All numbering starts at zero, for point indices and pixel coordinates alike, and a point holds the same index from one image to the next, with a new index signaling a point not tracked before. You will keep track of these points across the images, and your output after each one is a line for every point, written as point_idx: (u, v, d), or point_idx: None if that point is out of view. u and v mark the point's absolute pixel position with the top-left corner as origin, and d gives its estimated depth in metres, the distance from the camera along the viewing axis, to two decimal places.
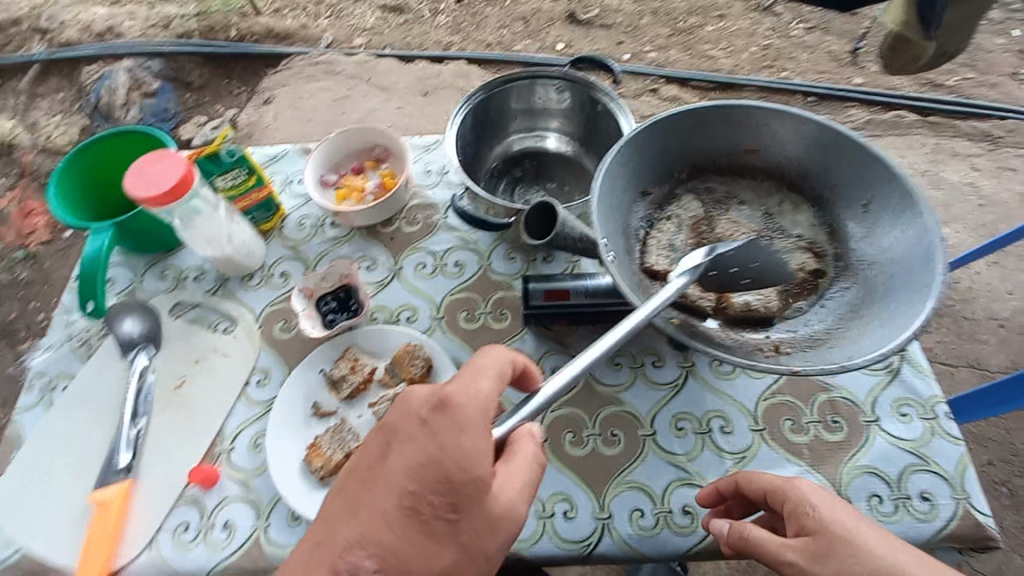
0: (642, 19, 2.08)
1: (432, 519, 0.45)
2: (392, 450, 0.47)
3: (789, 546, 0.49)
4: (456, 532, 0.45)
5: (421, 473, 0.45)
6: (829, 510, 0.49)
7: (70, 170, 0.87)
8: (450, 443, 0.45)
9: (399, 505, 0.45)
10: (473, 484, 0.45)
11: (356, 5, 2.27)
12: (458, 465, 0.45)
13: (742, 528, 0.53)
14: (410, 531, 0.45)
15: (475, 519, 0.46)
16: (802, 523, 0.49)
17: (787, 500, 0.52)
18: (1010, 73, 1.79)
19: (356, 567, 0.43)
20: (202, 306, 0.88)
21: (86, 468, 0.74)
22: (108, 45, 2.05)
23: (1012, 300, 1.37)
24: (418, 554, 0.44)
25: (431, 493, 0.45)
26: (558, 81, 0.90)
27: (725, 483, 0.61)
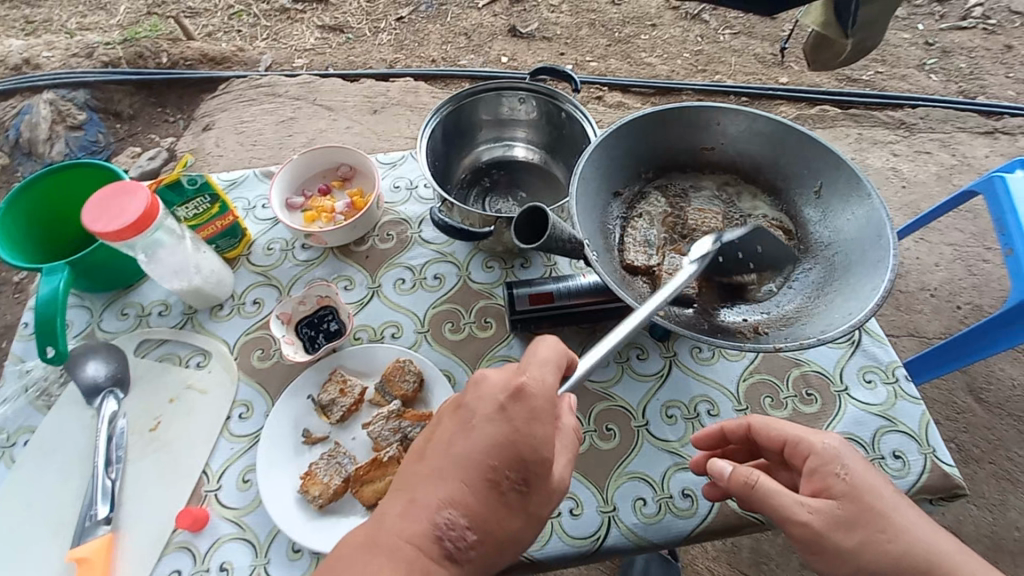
0: (581, 30, 2.16)
1: (509, 491, 0.47)
2: (472, 427, 0.48)
3: (807, 508, 0.51)
4: (527, 502, 0.48)
5: (501, 449, 0.47)
6: (864, 479, 0.52)
7: (15, 210, 0.82)
8: (527, 421, 0.47)
9: (485, 473, 0.47)
10: (547, 461, 0.48)
11: (294, 26, 2.24)
12: (534, 448, 0.47)
13: (749, 476, 0.54)
14: (492, 500, 0.47)
15: (544, 490, 0.49)
16: (830, 485, 0.52)
17: (816, 459, 0.54)
18: (915, 66, 1.98)
19: (450, 526, 0.46)
20: (172, 342, 0.85)
21: (58, 526, 0.69)
22: (25, 77, 1.92)
23: (938, 272, 1.51)
24: (499, 518, 0.47)
25: (510, 467, 0.47)
26: (522, 91, 0.92)
27: (737, 426, 0.62)
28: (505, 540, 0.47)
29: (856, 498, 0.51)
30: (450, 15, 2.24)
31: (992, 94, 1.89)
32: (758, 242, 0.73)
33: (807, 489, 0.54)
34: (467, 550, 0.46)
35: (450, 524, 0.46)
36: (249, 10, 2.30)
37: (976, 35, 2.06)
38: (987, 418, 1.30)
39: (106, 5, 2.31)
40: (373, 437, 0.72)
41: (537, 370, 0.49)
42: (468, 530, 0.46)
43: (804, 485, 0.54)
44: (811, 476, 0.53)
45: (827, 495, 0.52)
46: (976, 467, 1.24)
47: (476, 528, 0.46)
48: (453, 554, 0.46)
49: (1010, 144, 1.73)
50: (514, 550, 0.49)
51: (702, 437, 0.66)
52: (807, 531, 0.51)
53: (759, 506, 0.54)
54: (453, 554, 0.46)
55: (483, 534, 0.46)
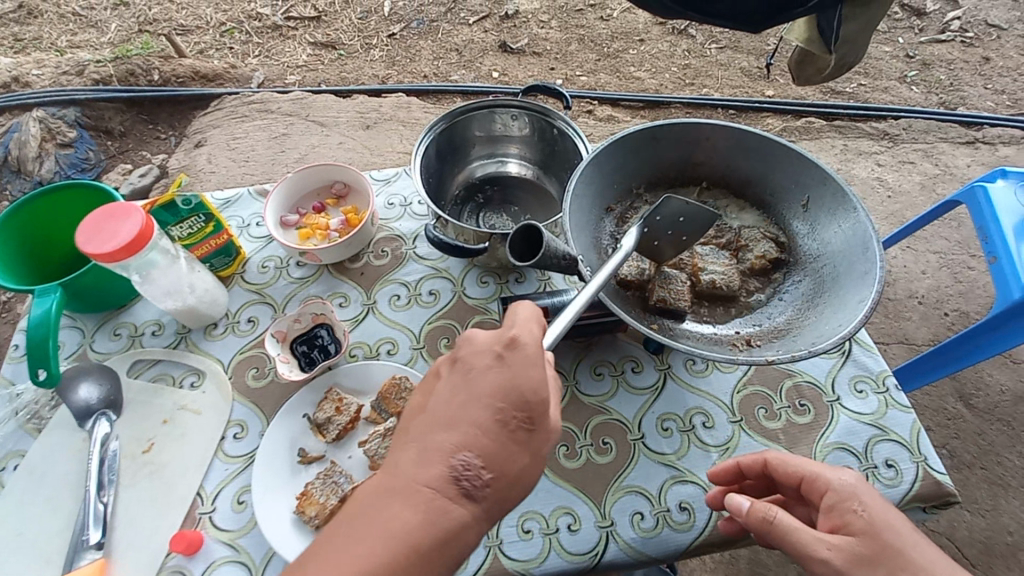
0: (570, 46, 2.19)
1: (517, 429, 0.47)
2: (473, 375, 0.49)
3: (827, 544, 0.51)
4: (533, 441, 0.48)
5: (506, 391, 0.47)
6: (884, 517, 0.52)
7: (6, 232, 0.81)
8: (528, 359, 0.48)
9: (494, 414, 0.47)
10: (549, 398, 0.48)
11: (286, 43, 2.26)
12: (536, 389, 0.47)
13: (767, 511, 0.54)
14: (503, 438, 0.47)
15: (547, 430, 0.49)
16: (848, 522, 0.53)
17: (834, 496, 0.55)
18: (897, 78, 2.03)
19: (465, 466, 0.46)
20: (165, 362, 0.84)
21: (48, 553, 0.68)
22: (13, 95, 1.90)
23: (925, 279, 1.54)
24: (511, 456, 0.47)
25: (517, 407, 0.47)
26: (515, 108, 0.93)
27: (753, 462, 0.63)
28: (519, 478, 0.47)
29: (875, 535, 0.51)
30: (441, 31, 2.27)
31: (971, 105, 1.94)
32: (677, 212, 0.71)
33: (825, 527, 0.54)
34: (483, 489, 0.46)
35: (465, 463, 0.46)
36: (241, 28, 2.31)
37: (955, 48, 2.12)
38: (976, 423, 1.32)
39: (97, 23, 2.32)
40: (370, 455, 0.72)
41: (525, 323, 0.50)
42: (484, 469, 0.46)
43: (823, 522, 0.55)
44: (830, 513, 0.54)
45: (846, 531, 0.52)
46: (968, 472, 1.26)
47: (490, 467, 0.46)
48: (470, 493, 0.46)
49: (990, 154, 1.78)
50: (527, 489, 0.48)
51: (718, 472, 0.67)
52: (831, 570, 0.50)
53: (779, 541, 0.54)
54: (470, 495, 0.46)
55: (497, 473, 0.46)
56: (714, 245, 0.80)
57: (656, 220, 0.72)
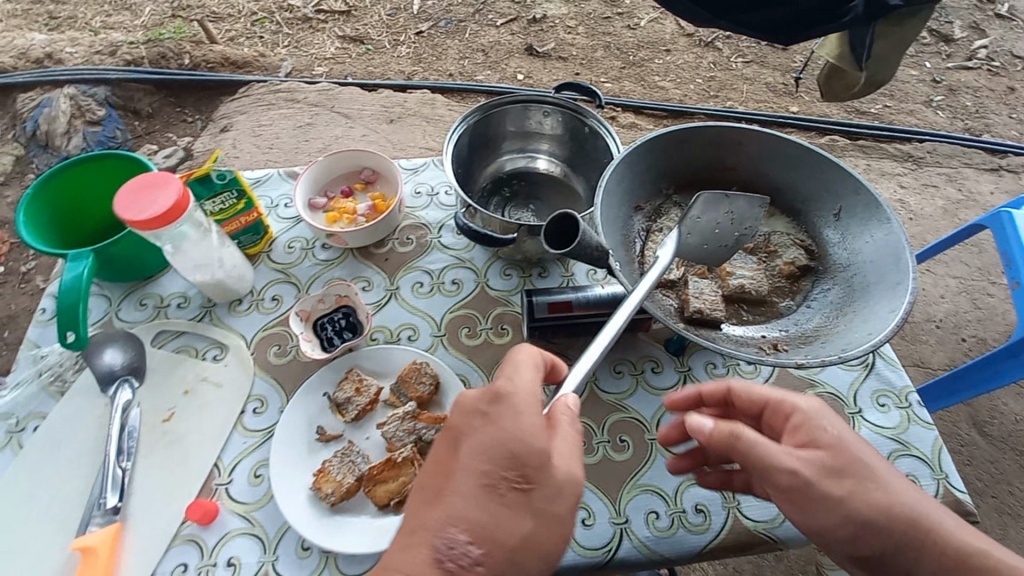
0: (596, 52, 2.20)
1: (508, 491, 0.46)
2: (458, 442, 0.49)
3: (797, 458, 0.51)
4: (530, 501, 0.46)
5: (494, 452, 0.47)
6: (848, 433, 0.53)
7: (39, 199, 0.83)
8: (511, 422, 0.48)
9: (480, 481, 0.46)
10: (541, 452, 0.47)
11: (316, 35, 2.28)
12: (522, 443, 0.47)
13: (733, 428, 0.53)
14: (494, 503, 0.46)
15: (549, 487, 0.47)
16: (817, 437, 0.53)
17: (801, 416, 0.55)
18: (923, 101, 2.03)
19: (452, 542, 0.45)
20: (187, 335, 0.85)
21: (64, 516, 0.69)
22: (46, 71, 1.93)
23: (943, 303, 1.52)
24: (504, 523, 0.46)
25: (506, 467, 0.47)
26: (548, 105, 0.94)
27: (715, 389, 0.63)
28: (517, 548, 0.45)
29: (843, 450, 0.52)
30: (469, 32, 2.29)
31: (996, 132, 1.94)
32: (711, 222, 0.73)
33: (792, 443, 0.54)
34: (475, 567, 0.44)
35: (449, 539, 0.45)
36: (272, 18, 2.34)
37: (981, 75, 2.11)
38: (989, 451, 1.30)
39: (131, 5, 2.35)
40: (388, 438, 0.72)
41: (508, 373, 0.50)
42: (472, 546, 0.45)
43: (789, 440, 0.54)
44: (797, 430, 0.54)
45: (815, 446, 0.52)
46: (979, 500, 1.24)
47: (478, 542, 0.45)
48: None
49: (1014, 182, 1.77)
50: (533, 557, 0.46)
51: (679, 399, 0.65)
52: (800, 483, 0.51)
53: (745, 459, 0.53)
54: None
55: (487, 547, 0.45)
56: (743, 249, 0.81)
57: (701, 220, 0.72)
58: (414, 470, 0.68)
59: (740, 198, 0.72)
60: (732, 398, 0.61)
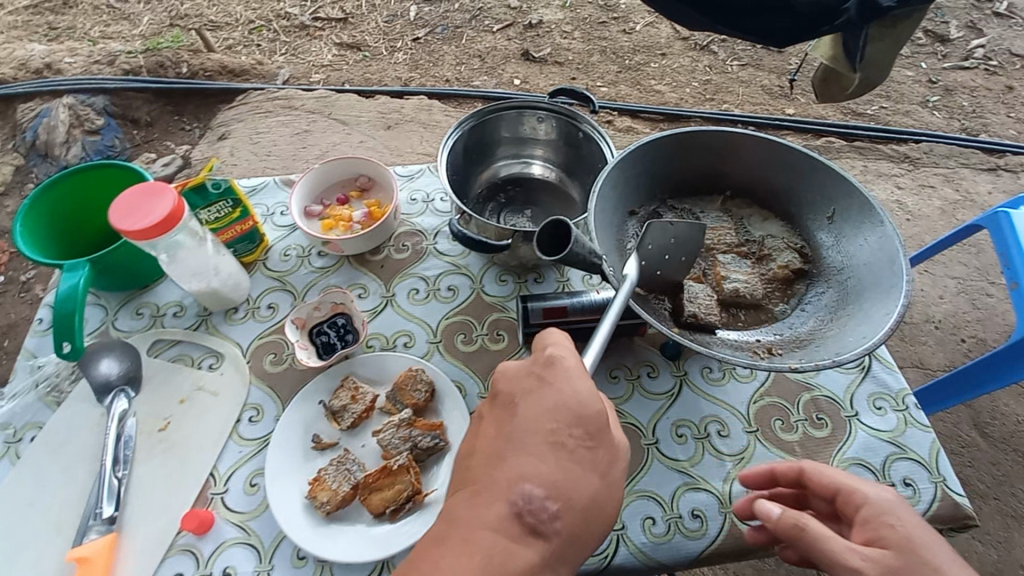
0: (592, 57, 2.21)
1: (577, 448, 0.50)
2: (519, 405, 0.52)
3: (862, 555, 0.52)
4: (594, 459, 0.50)
5: (558, 412, 0.51)
6: (920, 533, 0.53)
7: (36, 211, 0.83)
8: (572, 387, 0.51)
9: (557, 443, 0.50)
10: (601, 412, 0.51)
11: (313, 42, 2.30)
12: (582, 404, 0.51)
13: (798, 518, 0.54)
14: (563, 459, 0.49)
15: (608, 447, 0.51)
16: (884, 536, 0.53)
17: (870, 510, 0.55)
18: (920, 102, 2.03)
19: (529, 496, 0.47)
20: (183, 343, 0.85)
21: (59, 527, 0.69)
22: (45, 81, 1.94)
23: (942, 304, 1.52)
24: (573, 479, 0.49)
25: (571, 426, 0.50)
26: (542, 111, 0.94)
27: (788, 468, 0.64)
28: (588, 503, 0.49)
29: (910, 550, 0.51)
30: (465, 37, 2.30)
31: (993, 132, 1.94)
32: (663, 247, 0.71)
33: (860, 539, 0.55)
34: (553, 521, 0.47)
35: (530, 495, 0.47)
36: (270, 26, 2.35)
37: (978, 75, 2.11)
38: (991, 453, 1.29)
39: (130, 15, 2.37)
40: (383, 445, 0.72)
41: (555, 343, 0.55)
42: (548, 501, 0.47)
43: (858, 534, 0.55)
44: (864, 526, 0.55)
45: (882, 544, 0.53)
46: (980, 502, 1.23)
47: (554, 496, 0.48)
48: (539, 530, 0.47)
49: (1012, 182, 1.77)
50: (599, 513, 0.50)
51: (751, 476, 0.66)
52: None
53: (812, 551, 0.53)
54: (540, 529, 0.47)
55: (564, 501, 0.48)
56: (738, 252, 0.80)
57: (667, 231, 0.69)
58: (410, 477, 0.68)
59: (680, 224, 0.68)
60: (803, 480, 0.62)
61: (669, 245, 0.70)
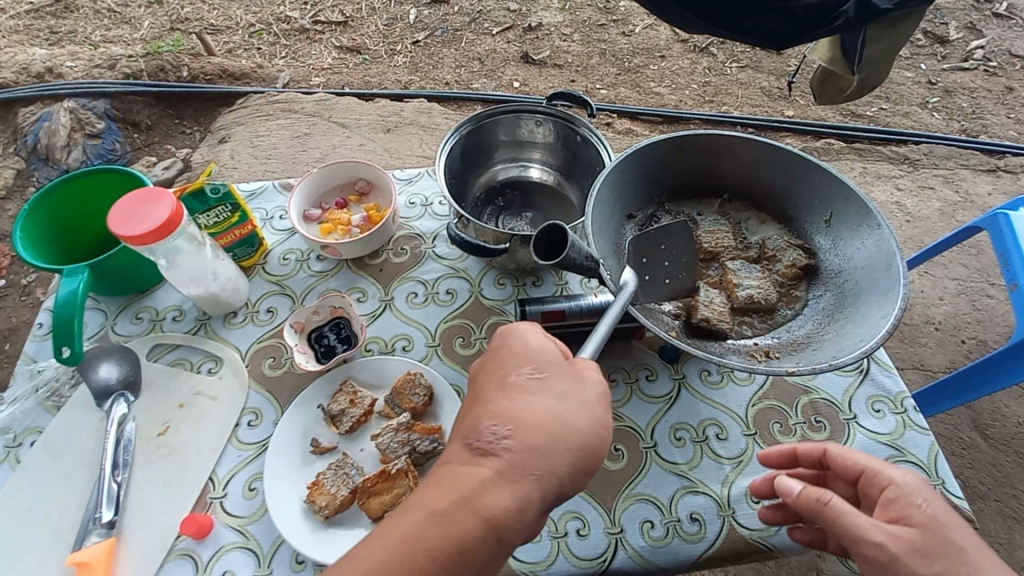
0: (591, 59, 2.22)
1: (527, 381, 0.50)
2: (478, 369, 0.54)
3: (884, 531, 0.52)
4: (548, 388, 0.49)
5: (507, 358, 0.52)
6: (946, 515, 0.53)
7: (35, 216, 0.83)
8: (520, 336, 0.53)
9: (506, 376, 0.50)
10: (547, 350, 0.52)
11: (312, 45, 2.30)
12: (526, 347, 0.52)
13: (821, 494, 0.55)
14: (513, 391, 0.49)
15: (563, 376, 0.50)
16: (909, 515, 0.53)
17: (896, 491, 0.55)
18: (919, 103, 2.03)
19: (480, 427, 0.47)
20: (182, 348, 0.85)
21: (59, 532, 0.69)
22: (46, 85, 1.95)
23: (942, 305, 1.52)
24: (525, 405, 0.48)
25: (518, 365, 0.51)
26: (540, 114, 0.95)
27: (812, 450, 0.63)
28: (544, 421, 0.47)
29: (936, 530, 0.51)
30: (465, 40, 2.30)
31: (993, 133, 1.94)
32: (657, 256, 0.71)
33: (883, 518, 0.54)
34: (505, 441, 0.46)
35: (480, 423, 0.47)
36: (270, 30, 2.36)
37: (978, 76, 2.11)
38: (992, 454, 1.29)
39: (130, 20, 2.38)
40: (382, 450, 0.72)
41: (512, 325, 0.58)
42: (498, 426, 0.46)
43: (881, 512, 0.55)
44: (888, 505, 0.55)
45: (906, 523, 0.52)
46: (981, 504, 1.23)
47: (502, 420, 0.47)
48: (489, 449, 0.45)
49: (1012, 183, 1.76)
50: (564, 434, 0.47)
51: (773, 454, 0.66)
52: (883, 554, 0.51)
53: (833, 526, 0.53)
54: (491, 451, 0.45)
55: (513, 422, 0.46)
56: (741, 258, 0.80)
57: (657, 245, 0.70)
58: (408, 481, 0.68)
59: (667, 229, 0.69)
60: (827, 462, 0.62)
61: (662, 253, 0.70)
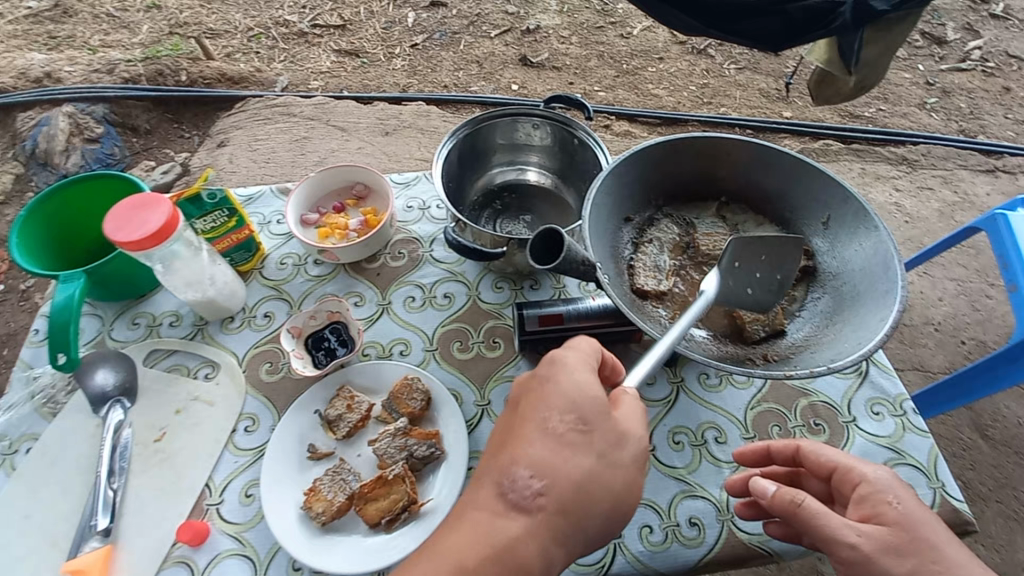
0: (589, 61, 2.22)
1: (569, 432, 0.49)
2: (522, 401, 0.53)
3: (857, 531, 0.51)
4: (591, 442, 0.49)
5: (550, 400, 0.50)
6: (917, 511, 0.52)
7: (32, 219, 0.83)
8: (569, 377, 0.51)
9: (549, 423, 0.49)
10: (597, 398, 0.50)
11: (311, 49, 2.30)
12: (577, 393, 0.50)
13: (795, 495, 0.54)
14: (554, 443, 0.49)
15: (608, 431, 0.50)
16: (881, 512, 0.52)
17: (868, 488, 0.54)
18: (917, 104, 2.03)
19: (515, 477, 0.48)
20: (179, 354, 0.85)
21: (54, 539, 0.69)
22: (45, 90, 1.95)
23: (942, 306, 1.52)
24: (562, 459, 0.48)
25: (563, 412, 0.50)
26: (537, 118, 0.95)
27: (785, 447, 0.63)
28: (580, 482, 0.48)
29: (908, 527, 0.51)
30: (463, 43, 2.30)
31: (991, 133, 1.94)
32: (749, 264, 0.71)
33: (855, 515, 0.54)
34: (539, 499, 0.47)
35: (512, 469, 0.48)
36: (268, 34, 2.36)
37: (976, 77, 2.11)
38: (993, 455, 1.28)
39: (129, 24, 2.38)
40: (379, 455, 0.72)
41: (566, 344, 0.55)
42: (533, 480, 0.47)
43: (853, 510, 0.54)
44: (861, 503, 0.54)
45: (878, 521, 0.52)
46: (983, 505, 1.23)
47: (540, 475, 0.47)
48: (523, 505, 0.47)
49: (1010, 183, 1.76)
50: (593, 495, 0.48)
51: (747, 452, 0.66)
52: (857, 554, 0.50)
53: (806, 528, 0.53)
54: (523, 506, 0.47)
55: (549, 479, 0.47)
56: None
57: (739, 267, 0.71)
58: (405, 487, 0.68)
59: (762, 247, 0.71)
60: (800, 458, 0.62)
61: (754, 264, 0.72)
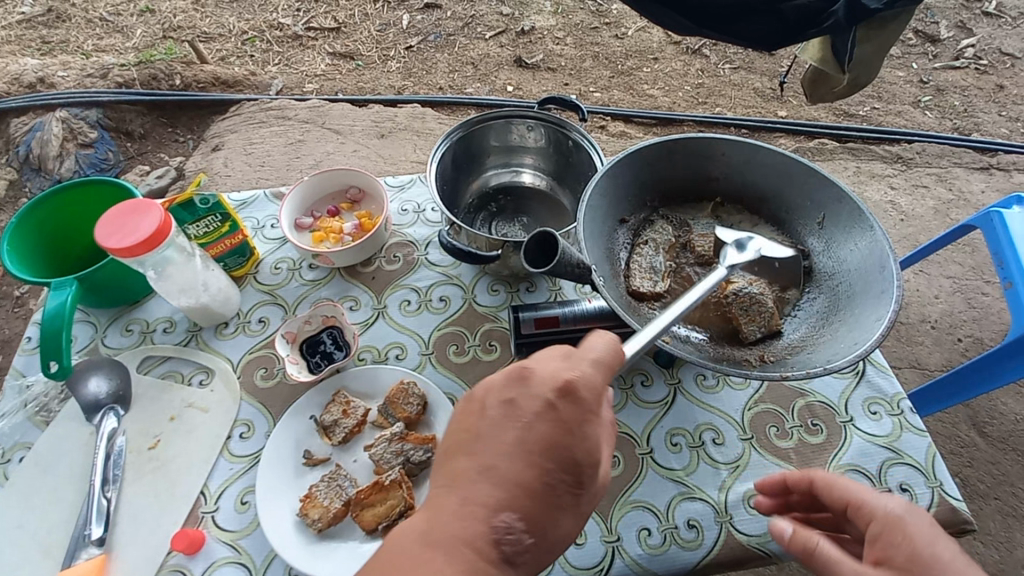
0: (584, 62, 2.22)
1: (564, 493, 0.45)
2: (529, 431, 0.45)
3: None
4: (578, 503, 0.46)
5: (556, 451, 0.45)
6: (930, 554, 0.48)
7: (23, 226, 0.82)
8: (583, 430, 0.45)
9: (550, 482, 0.44)
10: (597, 458, 0.46)
11: (305, 52, 2.30)
12: (585, 450, 0.45)
13: (809, 541, 0.54)
14: (549, 502, 0.44)
15: (593, 489, 0.47)
16: (891, 557, 0.49)
17: (878, 529, 0.51)
18: (911, 102, 2.04)
19: (509, 529, 0.43)
20: (173, 360, 0.85)
21: (48, 548, 0.68)
22: (38, 95, 1.93)
23: (938, 303, 1.52)
24: (551, 517, 0.44)
25: (565, 470, 0.45)
26: (531, 120, 0.94)
27: (799, 479, 0.60)
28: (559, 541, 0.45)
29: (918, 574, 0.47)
30: (458, 45, 2.30)
31: (985, 131, 1.94)
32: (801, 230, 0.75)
33: (868, 558, 0.51)
34: (523, 554, 0.43)
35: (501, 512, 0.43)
36: (263, 37, 2.36)
37: (969, 75, 2.12)
38: (990, 452, 1.29)
39: (123, 28, 2.37)
40: (375, 460, 0.71)
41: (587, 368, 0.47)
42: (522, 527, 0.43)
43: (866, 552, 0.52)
44: (872, 545, 0.51)
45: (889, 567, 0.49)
46: (981, 503, 1.23)
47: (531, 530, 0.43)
48: (512, 560, 0.42)
49: (1004, 180, 1.77)
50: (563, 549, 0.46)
51: (765, 483, 0.64)
52: None
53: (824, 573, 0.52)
54: (511, 563, 0.42)
55: (539, 537, 0.44)
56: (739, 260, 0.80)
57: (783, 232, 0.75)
58: (402, 492, 0.67)
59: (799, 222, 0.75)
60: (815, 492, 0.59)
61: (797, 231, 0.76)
